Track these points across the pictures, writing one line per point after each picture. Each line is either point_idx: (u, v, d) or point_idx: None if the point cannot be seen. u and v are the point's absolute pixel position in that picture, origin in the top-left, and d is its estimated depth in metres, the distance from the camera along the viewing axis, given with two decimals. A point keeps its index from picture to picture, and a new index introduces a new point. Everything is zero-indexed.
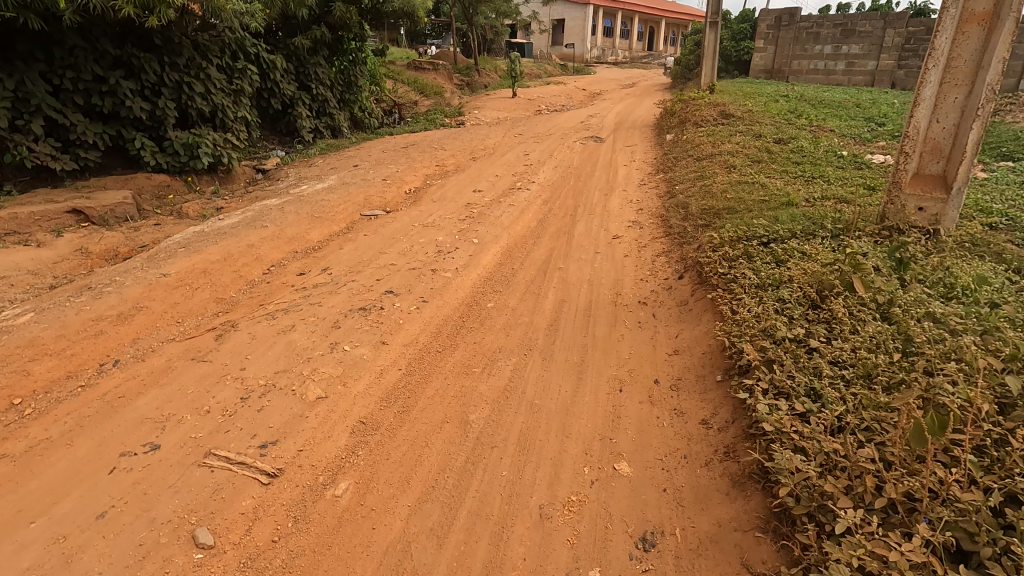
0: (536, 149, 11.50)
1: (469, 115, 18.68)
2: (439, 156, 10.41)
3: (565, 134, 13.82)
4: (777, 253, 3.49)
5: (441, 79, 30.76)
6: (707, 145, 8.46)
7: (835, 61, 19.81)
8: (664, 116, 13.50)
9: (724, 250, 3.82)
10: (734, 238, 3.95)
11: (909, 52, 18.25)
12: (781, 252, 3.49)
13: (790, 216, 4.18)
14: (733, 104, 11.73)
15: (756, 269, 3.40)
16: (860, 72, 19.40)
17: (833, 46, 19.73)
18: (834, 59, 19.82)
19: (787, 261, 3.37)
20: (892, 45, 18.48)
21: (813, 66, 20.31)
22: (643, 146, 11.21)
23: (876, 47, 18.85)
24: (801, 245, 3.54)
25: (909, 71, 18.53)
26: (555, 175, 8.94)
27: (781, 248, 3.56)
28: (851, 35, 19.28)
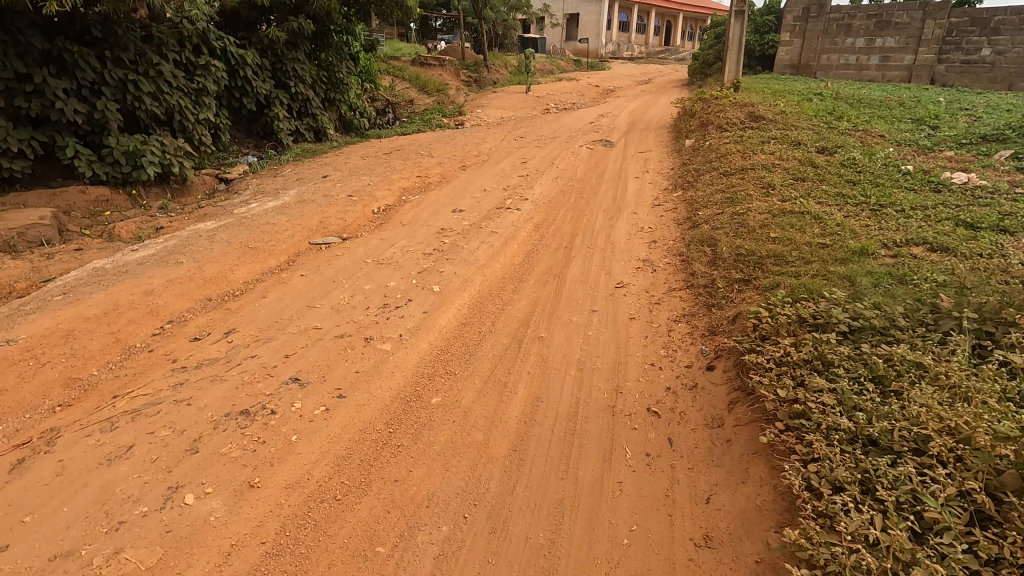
0: (536, 156, 10.16)
1: (470, 115, 17.36)
2: (423, 165, 9.12)
3: (571, 137, 12.47)
4: (878, 370, 2.23)
5: (448, 76, 29.48)
6: (736, 154, 7.05)
7: (868, 55, 18.20)
8: (683, 117, 12.02)
9: (785, 345, 2.52)
10: (798, 323, 2.65)
11: (951, 44, 16.81)
12: (888, 367, 2.23)
13: (876, 285, 2.87)
14: (762, 104, 10.27)
15: (846, 399, 2.16)
16: (895, 67, 17.80)
17: (867, 39, 18.09)
18: (867, 52, 18.20)
19: (902, 392, 2.13)
20: (932, 38, 16.93)
21: (843, 60, 18.65)
22: (658, 152, 9.81)
23: (915, 40, 17.29)
24: (920, 358, 2.24)
25: (950, 66, 16.89)
26: (553, 190, 7.57)
27: (881, 356, 2.30)
28: (886, 27, 17.67)
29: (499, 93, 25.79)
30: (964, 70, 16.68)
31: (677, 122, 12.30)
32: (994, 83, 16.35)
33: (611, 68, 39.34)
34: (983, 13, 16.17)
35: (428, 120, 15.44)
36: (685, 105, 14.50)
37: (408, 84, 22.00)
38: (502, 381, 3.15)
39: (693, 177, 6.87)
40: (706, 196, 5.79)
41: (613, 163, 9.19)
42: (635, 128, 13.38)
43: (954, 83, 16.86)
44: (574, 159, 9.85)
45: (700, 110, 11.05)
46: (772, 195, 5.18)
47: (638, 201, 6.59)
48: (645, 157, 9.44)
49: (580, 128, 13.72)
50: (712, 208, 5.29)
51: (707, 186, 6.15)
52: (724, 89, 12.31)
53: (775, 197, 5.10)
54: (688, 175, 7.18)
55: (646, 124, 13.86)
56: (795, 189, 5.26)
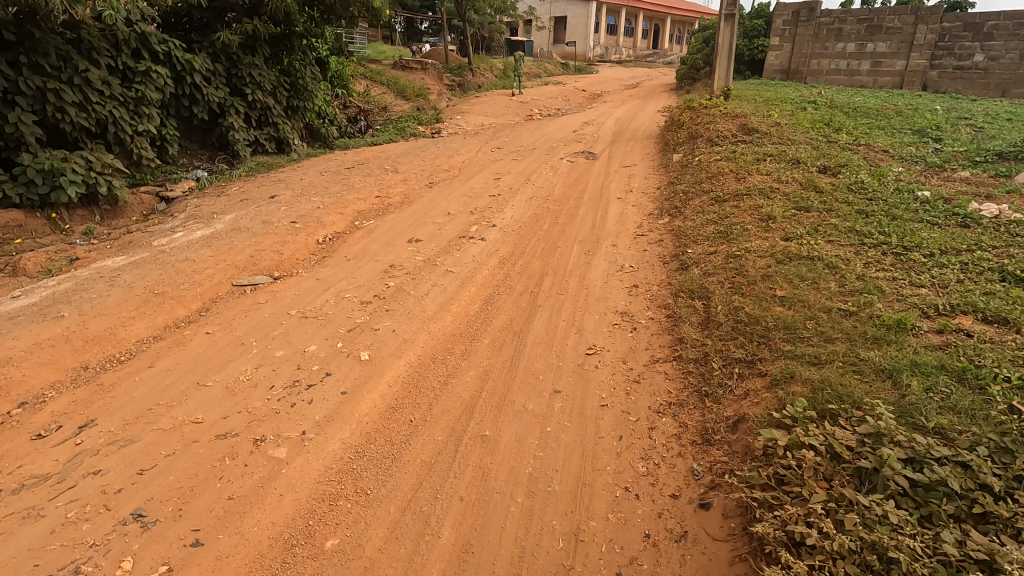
0: (511, 170, 9.37)
1: (448, 122, 16.56)
2: (385, 182, 8.26)
3: (552, 148, 11.68)
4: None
5: (431, 81, 28.66)
6: (729, 175, 6.28)
7: (860, 60, 17.62)
8: (671, 127, 11.26)
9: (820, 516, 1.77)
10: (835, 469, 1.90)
11: (943, 50, 16.30)
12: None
13: (938, 401, 2.09)
14: (755, 115, 9.53)
15: None
16: (887, 73, 17.22)
17: (857, 44, 17.52)
18: (858, 58, 17.62)
19: None
20: (924, 43, 16.40)
21: (834, 66, 18.05)
22: (644, 167, 9.02)
23: (907, 45, 16.74)
24: None
25: (942, 72, 16.36)
26: (525, 213, 6.76)
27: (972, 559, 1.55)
28: (877, 32, 17.11)
29: (483, 98, 24.97)
30: (956, 76, 16.17)
31: (664, 133, 11.53)
32: (987, 90, 15.88)
33: (599, 71, 38.70)
34: (976, 18, 15.69)
35: (402, 129, 14.57)
36: (672, 113, 13.76)
37: (386, 90, 21.11)
38: (424, 511, 2.35)
39: (681, 201, 6.10)
40: (696, 228, 5.00)
41: (595, 180, 8.38)
42: (620, 138, 12.60)
43: (947, 90, 16.34)
44: (552, 174, 9.04)
45: (689, 121, 10.31)
46: (772, 231, 4.41)
47: (618, 230, 5.80)
48: (629, 173, 8.65)
49: (562, 138, 12.92)
50: (703, 246, 4.51)
51: (696, 215, 5.37)
52: (713, 97, 11.58)
53: (777, 234, 4.33)
54: (675, 198, 6.41)
55: (632, 134, 13.09)
56: (799, 224, 4.50)
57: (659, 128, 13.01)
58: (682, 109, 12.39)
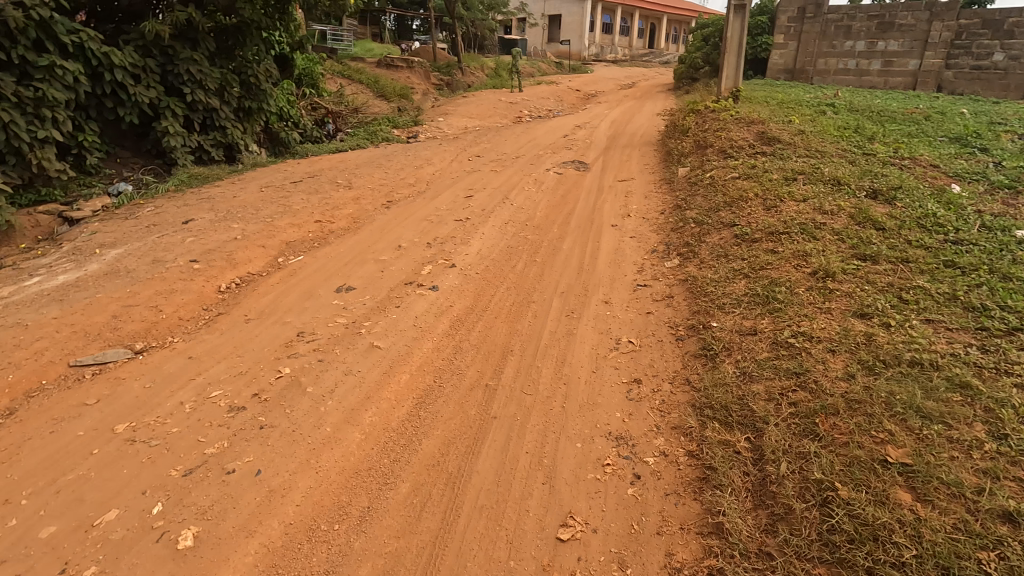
0: (488, 184, 8.01)
1: (428, 125, 15.18)
2: (332, 202, 6.87)
3: (538, 155, 10.32)
4: None
5: (416, 80, 27.25)
6: (755, 203, 4.92)
7: (869, 59, 16.30)
8: (674, 131, 9.93)
9: None
10: None
11: (959, 49, 14.97)
12: None
13: None
14: (771, 120, 8.17)
15: None
16: (899, 73, 15.90)
17: (867, 42, 16.19)
18: (868, 57, 16.31)
19: None
20: (940, 41, 15.09)
21: (842, 66, 16.72)
22: (643, 181, 7.65)
23: (920, 43, 15.41)
24: None
25: (959, 72, 15.03)
26: (495, 247, 5.37)
27: None
28: (889, 29, 15.80)
29: (470, 98, 23.59)
30: (974, 77, 14.82)
31: (666, 139, 10.15)
32: (1007, 91, 14.52)
33: (594, 71, 37.36)
34: (996, 14, 14.35)
35: (373, 133, 13.15)
36: (673, 118, 12.40)
37: (364, 89, 19.67)
38: None
39: (694, 236, 4.73)
40: (720, 282, 3.64)
41: (587, 200, 6.99)
42: (615, 145, 11.25)
43: (964, 91, 15.00)
44: (535, 190, 7.65)
45: (694, 126, 8.95)
46: (836, 299, 3.04)
47: (612, 276, 4.42)
48: (627, 191, 7.27)
49: (552, 144, 11.55)
50: (736, 316, 3.15)
51: (718, 261, 4.01)
52: (721, 99, 10.23)
53: (845, 305, 2.96)
54: (684, 231, 5.04)
55: (629, 140, 11.72)
56: (875, 287, 3.13)
57: (659, 134, 11.66)
58: (685, 112, 11.00)
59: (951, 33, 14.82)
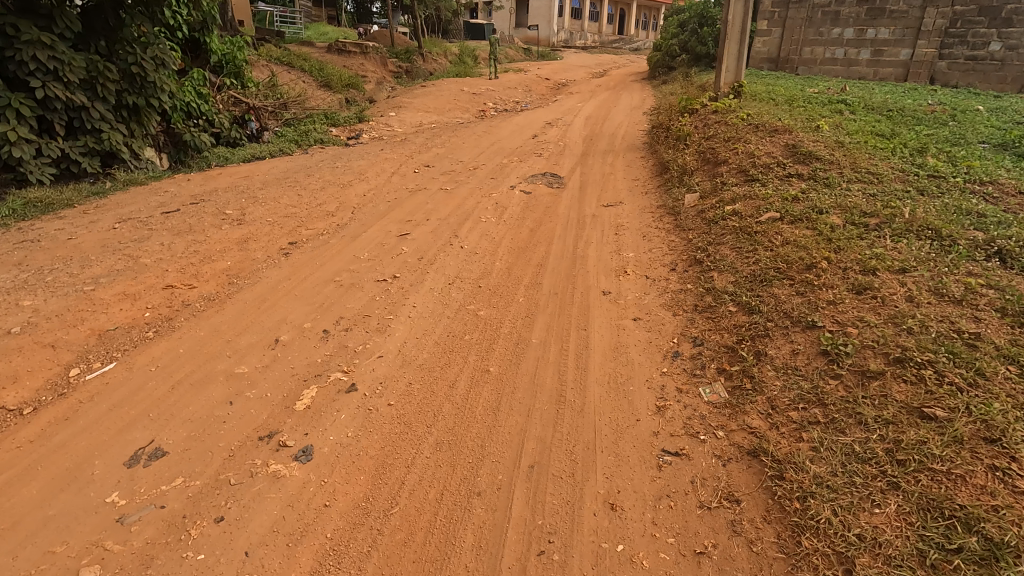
0: (434, 212, 6.09)
1: (377, 123, 13.09)
2: (207, 248, 4.85)
3: (503, 165, 8.43)
4: None
5: (371, 66, 25.13)
6: (834, 274, 3.14)
7: (858, 49, 14.61)
8: (667, 138, 8.13)
9: None
10: None
11: (954, 37, 13.34)
12: None
13: None
14: (795, 125, 6.41)
15: None
16: (890, 64, 14.23)
17: (856, 30, 14.53)
18: (857, 46, 14.62)
19: None
20: (933, 29, 13.45)
21: (830, 55, 15.05)
22: (637, 209, 5.85)
23: (913, 31, 13.76)
24: None
25: (952, 62, 13.43)
26: (429, 339, 3.50)
27: None
28: (879, 16, 14.06)
29: (431, 89, 21.42)
30: (969, 68, 13.27)
31: (657, 146, 8.35)
32: (1002, 85, 12.98)
33: (563, 58, 35.37)
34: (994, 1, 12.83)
35: (304, 134, 10.99)
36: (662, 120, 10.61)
37: (307, 79, 17.34)
38: None
39: (742, 335, 2.96)
40: (840, 501, 1.88)
41: (564, 241, 5.14)
42: (593, 151, 9.44)
43: (957, 84, 13.44)
44: (496, 222, 5.79)
45: (696, 134, 7.16)
46: None
47: (614, 419, 2.61)
48: (617, 224, 5.45)
49: (519, 149, 9.66)
50: None
51: (811, 418, 2.24)
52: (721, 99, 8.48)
53: None
54: (720, 317, 3.25)
55: (610, 145, 9.89)
56: None
57: (645, 139, 9.87)
58: (676, 112, 9.21)
59: (944, 19, 13.21)
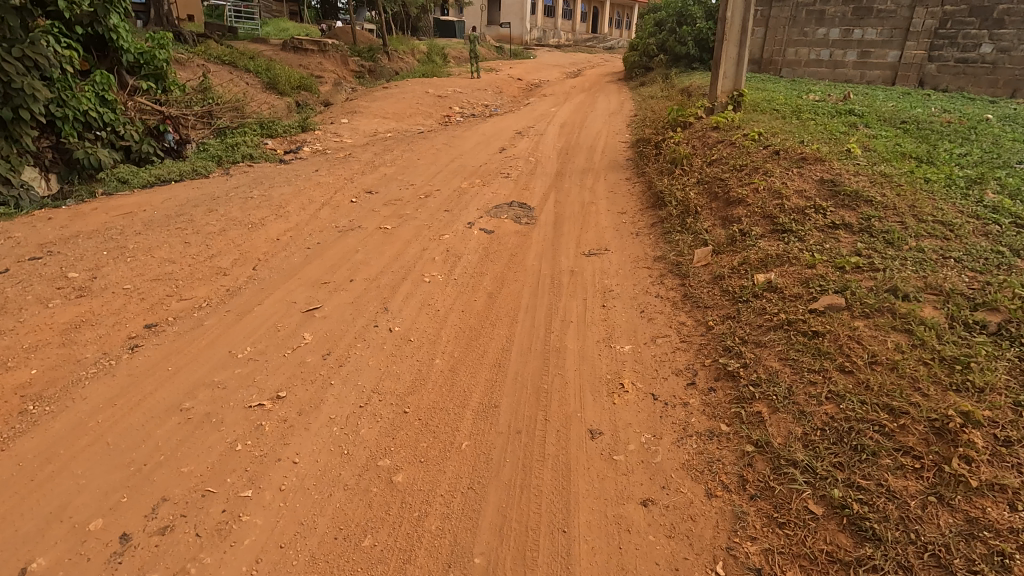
0: (363, 266, 4.65)
1: (324, 132, 11.53)
2: (9, 344, 3.36)
3: (461, 189, 7.02)
4: None
5: (329, 65, 23.46)
6: (1002, 462, 1.85)
7: (844, 50, 13.34)
8: (659, 160, 6.80)
9: None
10: None
11: (943, 39, 12.05)
12: None
13: None
14: (820, 148, 5.12)
15: None
16: (877, 66, 12.95)
17: (842, 30, 13.28)
18: (843, 47, 13.34)
19: None
20: (922, 30, 12.20)
21: (814, 56, 13.82)
22: (629, 264, 4.49)
23: (901, 32, 12.50)
24: None
25: (942, 66, 12.12)
26: (303, 557, 2.08)
27: None
28: (866, 15, 12.80)
29: (394, 91, 19.85)
30: (959, 71, 11.94)
31: (646, 168, 7.01)
32: (994, 89, 11.66)
33: (536, 57, 33.99)
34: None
35: (231, 149, 9.35)
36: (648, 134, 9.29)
37: (252, 81, 15.61)
38: None
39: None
40: None
41: (534, 318, 3.74)
42: (569, 172, 8.08)
43: (948, 88, 12.09)
44: (444, 284, 4.37)
45: (697, 160, 5.82)
46: None
47: None
48: (604, 290, 4.07)
49: (483, 168, 8.24)
50: None
51: None
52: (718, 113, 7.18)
53: None
54: (798, 524, 1.94)
55: (588, 164, 8.52)
56: None
57: (629, 157, 8.55)
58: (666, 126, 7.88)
59: (934, 20, 11.98)
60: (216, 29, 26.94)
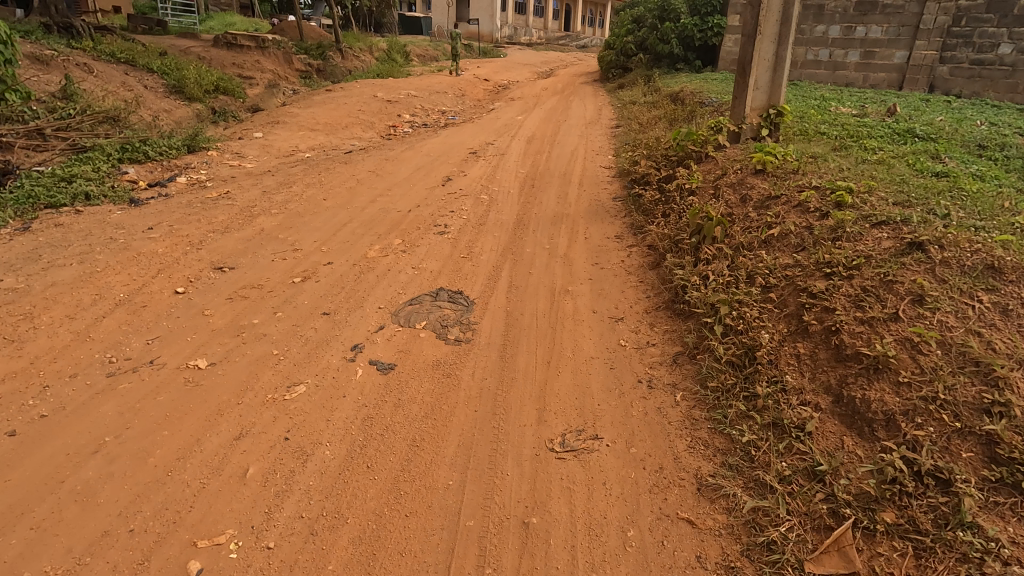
0: (80, 503, 2.22)
1: (223, 154, 8.97)
2: None
3: (366, 260, 4.60)
4: None
5: (269, 63, 20.73)
6: None
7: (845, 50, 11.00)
8: (669, 220, 4.46)
9: None
10: None
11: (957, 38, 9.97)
12: None
13: None
14: (979, 221, 2.77)
15: None
16: (882, 68, 10.66)
17: (843, 28, 10.91)
18: (843, 46, 10.98)
19: None
20: (934, 27, 10.02)
21: (811, 56, 11.35)
22: (647, 502, 2.16)
23: (910, 30, 10.30)
24: None
25: (955, 68, 10.03)
26: None
27: None
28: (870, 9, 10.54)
29: (339, 94, 17.25)
30: (976, 75, 9.89)
31: (648, 228, 4.67)
32: (1015, 95, 9.67)
33: (506, 55, 31.64)
34: None
35: (65, 181, 6.66)
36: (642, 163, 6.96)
37: (154, 83, 12.86)
38: None
39: None
40: None
41: None
42: (533, 221, 5.68)
43: (962, 94, 10.06)
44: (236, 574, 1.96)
45: (745, 234, 3.48)
46: None
47: None
48: None
49: (410, 216, 5.82)
50: None
51: None
52: (748, 147, 4.88)
53: None
54: None
55: (561, 206, 6.15)
56: None
57: (618, 198, 6.19)
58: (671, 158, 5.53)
59: (948, 15, 9.89)
60: (146, 24, 24.01)
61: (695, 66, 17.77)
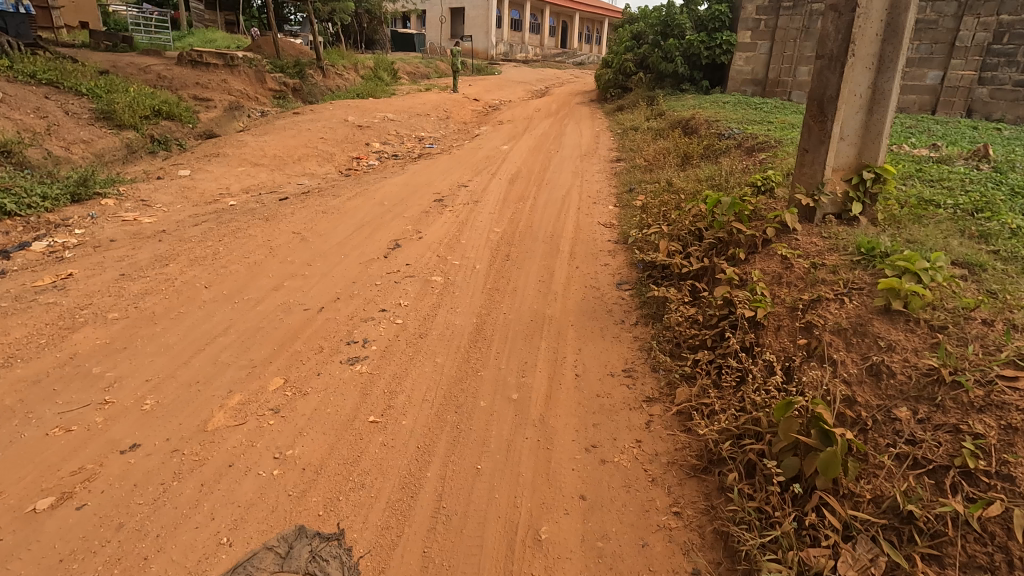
0: None
1: (121, 202, 7.14)
2: None
3: (203, 431, 2.74)
4: None
5: (237, 82, 19.05)
6: None
7: None
8: (723, 380, 2.64)
9: None
10: None
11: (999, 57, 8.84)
12: None
13: None
14: None
15: None
16: (911, 90, 9.56)
17: None
18: None
19: None
20: (971, 45, 8.94)
21: None
22: None
23: (943, 48, 9.20)
24: None
25: (997, 90, 8.91)
26: None
27: None
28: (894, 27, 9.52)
29: (308, 117, 15.53)
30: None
31: (685, 384, 2.84)
32: None
33: (501, 73, 30.05)
34: None
35: None
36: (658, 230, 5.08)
37: (80, 107, 11.11)
38: None
39: None
40: None
41: None
42: (499, 331, 3.81)
43: (1004, 120, 8.90)
44: None
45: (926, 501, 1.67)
46: None
47: None
48: None
49: (316, 321, 3.92)
50: None
51: None
52: (842, 237, 3.05)
53: None
54: None
55: (542, 299, 4.27)
56: None
57: (626, 290, 4.31)
58: (710, 244, 3.70)
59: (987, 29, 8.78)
60: (110, 41, 22.47)
61: (701, 86, 16.03)
